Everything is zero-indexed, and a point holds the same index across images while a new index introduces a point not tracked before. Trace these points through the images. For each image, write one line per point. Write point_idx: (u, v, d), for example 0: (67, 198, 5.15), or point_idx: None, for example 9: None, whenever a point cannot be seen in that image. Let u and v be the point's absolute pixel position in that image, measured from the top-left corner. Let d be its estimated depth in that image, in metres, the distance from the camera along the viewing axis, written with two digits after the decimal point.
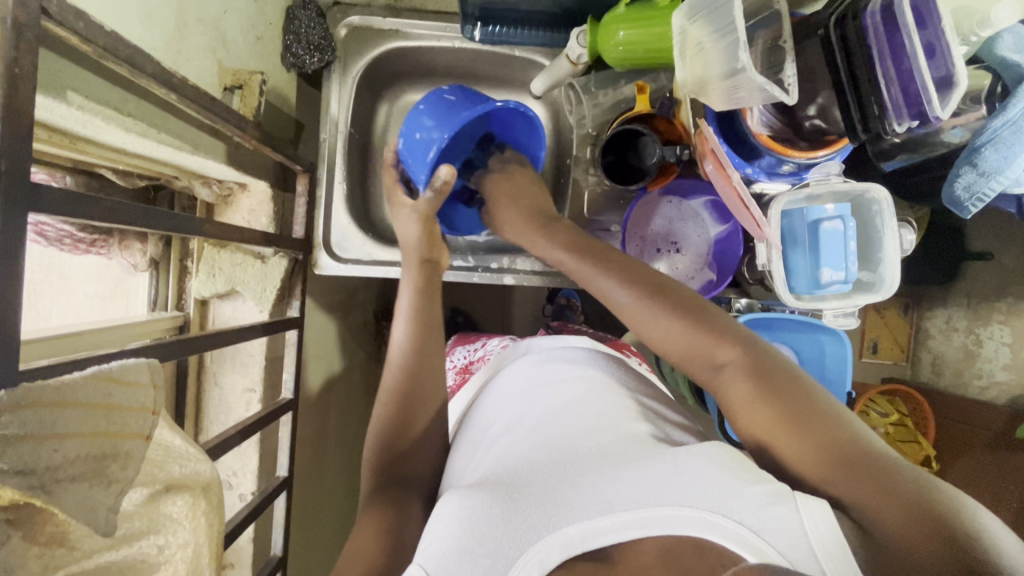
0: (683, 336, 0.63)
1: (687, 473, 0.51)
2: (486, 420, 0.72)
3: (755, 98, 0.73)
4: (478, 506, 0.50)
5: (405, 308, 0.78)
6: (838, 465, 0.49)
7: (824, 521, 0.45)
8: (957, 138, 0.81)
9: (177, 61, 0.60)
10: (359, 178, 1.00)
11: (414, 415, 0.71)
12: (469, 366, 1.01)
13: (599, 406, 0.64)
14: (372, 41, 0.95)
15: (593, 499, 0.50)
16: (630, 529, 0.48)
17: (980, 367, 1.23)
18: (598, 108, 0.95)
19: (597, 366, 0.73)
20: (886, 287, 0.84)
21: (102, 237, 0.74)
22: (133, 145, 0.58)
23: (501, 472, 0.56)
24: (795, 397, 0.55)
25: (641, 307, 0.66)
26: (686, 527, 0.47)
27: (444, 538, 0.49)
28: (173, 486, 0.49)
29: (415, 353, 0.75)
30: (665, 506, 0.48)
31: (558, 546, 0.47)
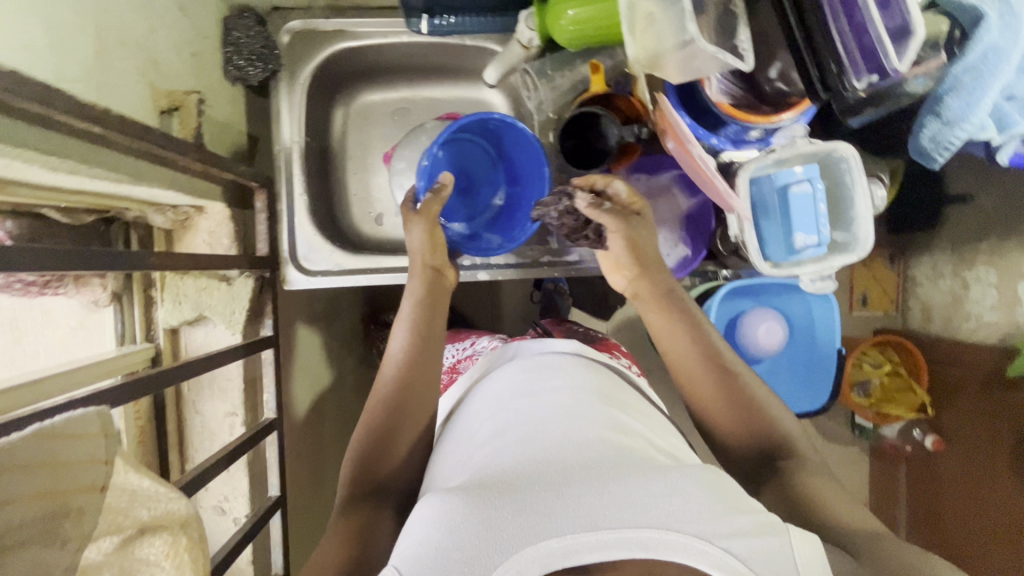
0: (702, 363, 0.73)
1: (677, 495, 0.49)
2: (471, 427, 0.71)
3: (710, 67, 0.73)
4: (461, 512, 0.49)
5: (405, 316, 0.78)
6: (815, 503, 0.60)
7: (814, 553, 0.48)
8: (920, 87, 0.76)
9: (103, 91, 0.57)
10: (321, 187, 0.98)
11: (396, 429, 0.70)
12: (458, 366, 1.01)
13: (586, 420, 0.62)
14: (317, 44, 0.91)
15: (579, 509, 0.48)
16: (614, 549, 0.45)
17: (969, 310, 1.21)
18: (555, 91, 0.94)
19: (586, 380, 0.73)
20: (862, 246, 0.83)
21: (55, 278, 0.71)
22: (65, 182, 0.56)
23: (487, 481, 0.54)
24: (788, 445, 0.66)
25: (673, 330, 0.76)
26: (670, 552, 0.45)
27: (421, 543, 0.48)
28: (149, 528, 0.48)
29: (410, 365, 0.74)
30: (652, 528, 0.46)
31: (539, 559, 0.45)
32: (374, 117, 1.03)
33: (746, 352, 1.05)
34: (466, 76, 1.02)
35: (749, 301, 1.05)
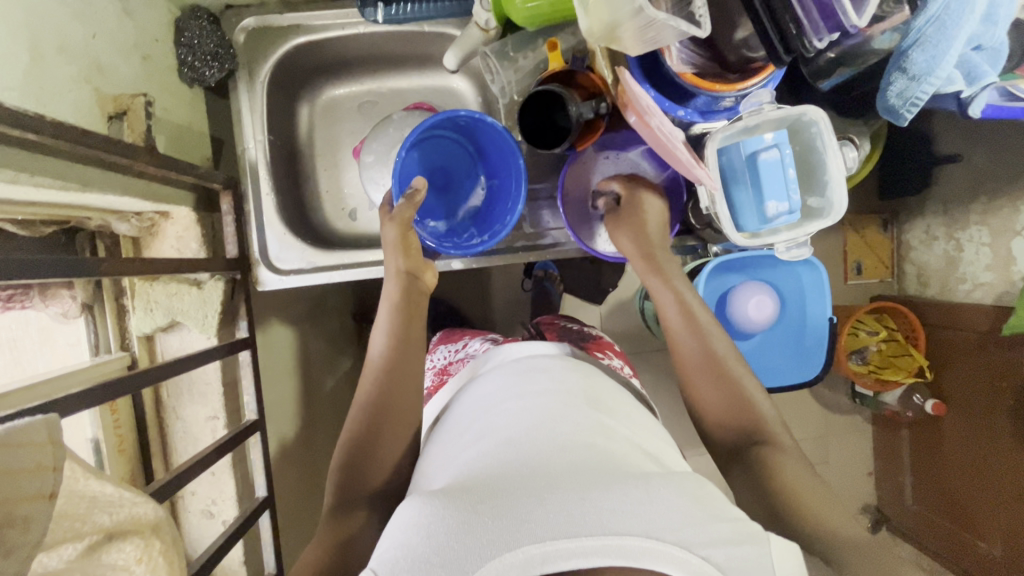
0: (712, 360, 0.72)
1: (659, 503, 0.49)
2: (458, 430, 0.70)
3: (668, 36, 0.71)
4: (442, 515, 0.48)
5: (383, 319, 0.80)
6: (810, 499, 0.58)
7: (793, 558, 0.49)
8: (886, 44, 0.77)
9: (42, 98, 0.57)
10: (290, 186, 0.97)
11: (379, 435, 0.69)
12: (448, 367, 0.99)
13: (573, 425, 0.62)
14: (273, 41, 0.90)
15: (560, 515, 0.47)
16: (593, 557, 0.45)
17: (964, 272, 1.20)
18: (519, 72, 0.90)
19: (574, 386, 0.73)
20: (834, 210, 0.82)
21: (19, 291, 0.72)
22: (10, 193, 0.55)
23: (471, 485, 0.54)
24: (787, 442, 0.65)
25: (682, 321, 0.75)
26: (648, 560, 0.45)
27: (400, 546, 0.48)
28: (115, 534, 0.48)
29: (388, 369, 0.74)
30: (632, 535, 0.46)
31: (516, 565, 0.45)
32: (341, 113, 1.03)
33: (737, 327, 1.03)
34: (429, 63, 1.01)
35: (739, 275, 1.04)
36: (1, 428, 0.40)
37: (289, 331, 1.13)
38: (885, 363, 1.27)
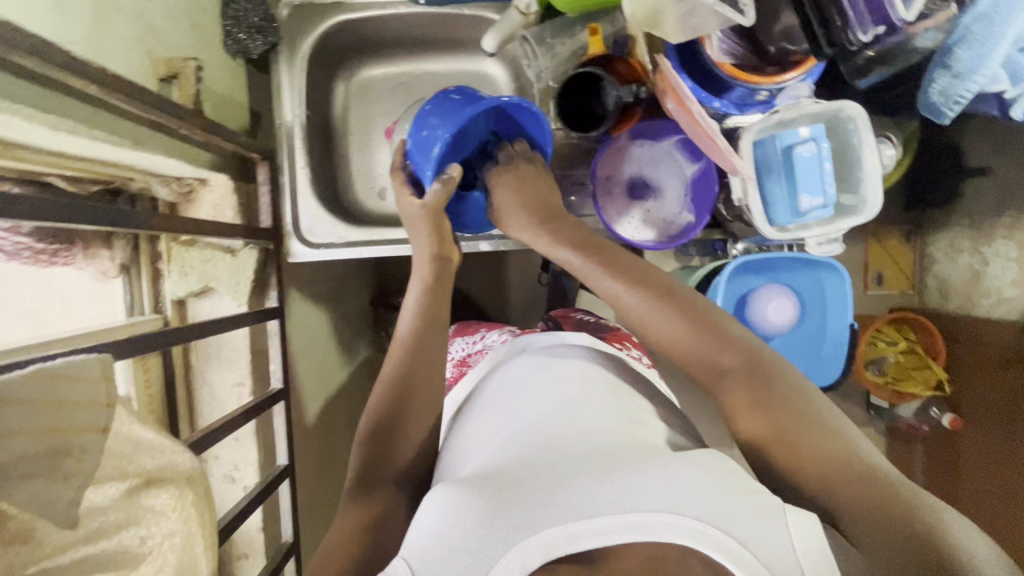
0: (684, 329, 0.64)
1: (679, 480, 0.49)
2: (478, 420, 0.71)
3: (711, 23, 0.72)
4: (463, 501, 0.49)
5: (410, 303, 0.77)
6: (833, 483, 0.51)
7: (816, 541, 0.46)
8: (930, 42, 0.75)
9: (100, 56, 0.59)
10: (323, 161, 0.98)
11: (406, 413, 0.69)
12: (467, 360, 0.99)
13: (593, 409, 0.63)
14: (316, 18, 0.91)
15: (582, 500, 0.49)
16: (614, 534, 0.46)
17: (987, 286, 1.15)
18: (555, 59, 0.91)
19: (594, 371, 0.73)
20: (869, 207, 0.82)
21: (63, 246, 0.73)
22: (66, 145, 0.57)
23: (491, 470, 0.55)
24: (795, 411, 0.57)
25: (646, 309, 0.66)
26: (670, 534, 0.46)
27: (428, 533, 0.48)
28: (153, 480, 0.49)
29: (413, 351, 0.73)
30: (653, 512, 0.47)
31: (542, 548, 0.46)
32: (375, 93, 1.03)
33: (754, 331, 0.98)
34: (465, 47, 1.01)
35: (759, 278, 0.99)
36: (60, 362, 0.41)
37: (314, 308, 1.14)
38: (904, 375, 1.24)
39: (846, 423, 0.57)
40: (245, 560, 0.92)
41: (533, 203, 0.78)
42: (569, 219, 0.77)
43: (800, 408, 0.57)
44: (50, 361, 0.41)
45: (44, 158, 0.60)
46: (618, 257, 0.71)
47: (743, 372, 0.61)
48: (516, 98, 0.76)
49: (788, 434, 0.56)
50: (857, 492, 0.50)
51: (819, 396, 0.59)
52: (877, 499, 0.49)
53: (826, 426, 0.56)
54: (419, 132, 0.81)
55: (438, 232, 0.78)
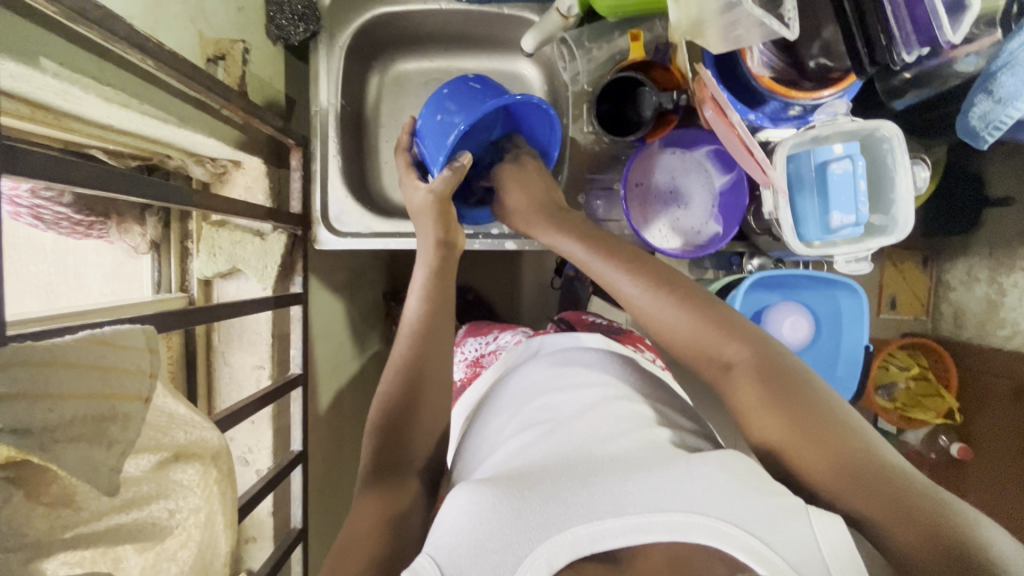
0: (690, 323, 0.64)
1: (700, 481, 0.49)
2: (497, 421, 0.71)
3: (753, 35, 0.70)
4: (487, 498, 0.49)
5: (416, 287, 0.76)
6: (850, 476, 0.51)
7: (842, 542, 0.46)
8: (971, 66, 0.77)
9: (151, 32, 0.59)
10: (354, 151, 0.98)
11: (416, 405, 0.67)
12: (481, 360, 0.97)
13: (613, 413, 0.63)
14: (357, 9, 0.92)
15: (605, 499, 0.48)
16: (639, 533, 0.46)
17: (1004, 317, 1.13)
18: (592, 62, 0.92)
19: (610, 371, 0.73)
20: (900, 228, 0.81)
21: (99, 220, 0.76)
22: (115, 117, 0.57)
23: (514, 471, 0.55)
24: (806, 399, 0.56)
25: (651, 303, 0.66)
26: (696, 534, 0.46)
27: (454, 530, 0.48)
28: (183, 454, 0.49)
29: (422, 334, 0.71)
30: (677, 511, 0.47)
31: (566, 546, 0.46)
32: (408, 86, 1.04)
33: None
34: (501, 46, 1.01)
35: (776, 294, 0.98)
36: (107, 330, 0.41)
37: (333, 297, 1.15)
38: (913, 402, 1.21)
39: (855, 414, 0.57)
40: (253, 544, 0.92)
41: (543, 201, 0.81)
42: (574, 215, 0.79)
43: (810, 401, 0.56)
44: (99, 329, 0.41)
45: (91, 130, 0.61)
46: (624, 250, 0.71)
47: (749, 365, 0.60)
48: (531, 97, 0.75)
49: (797, 429, 0.55)
50: (877, 484, 0.50)
51: (824, 383, 0.59)
52: (890, 494, 0.49)
53: (836, 414, 0.55)
54: (434, 115, 0.80)
55: (443, 218, 0.78)
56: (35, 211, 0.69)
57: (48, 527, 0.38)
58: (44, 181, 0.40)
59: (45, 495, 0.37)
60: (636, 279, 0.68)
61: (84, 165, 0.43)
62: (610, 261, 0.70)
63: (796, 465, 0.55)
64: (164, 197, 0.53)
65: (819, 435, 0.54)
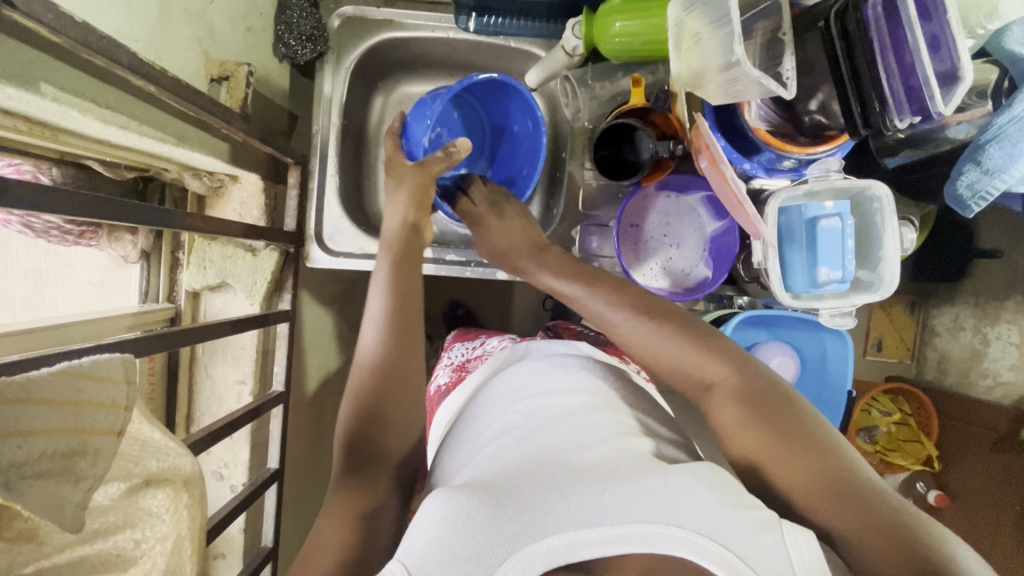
0: (669, 344, 0.64)
1: (678, 491, 0.49)
2: (476, 428, 0.70)
3: (752, 91, 0.71)
4: (463, 507, 0.49)
5: (381, 279, 0.75)
6: (823, 494, 0.50)
7: (813, 557, 0.46)
8: (962, 134, 0.79)
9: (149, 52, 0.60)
10: (353, 169, 0.98)
11: (399, 403, 0.67)
12: (465, 365, 0.95)
13: (592, 421, 0.63)
14: (367, 31, 0.92)
15: (583, 510, 0.48)
16: (614, 544, 0.47)
17: (986, 367, 1.14)
18: (594, 100, 0.94)
19: (593, 378, 0.73)
20: (885, 286, 0.83)
21: (90, 228, 0.75)
22: (114, 136, 0.58)
23: (489, 477, 0.54)
24: (785, 418, 0.56)
25: (633, 329, 0.66)
26: (670, 547, 0.46)
27: (426, 538, 0.47)
28: (153, 481, 0.49)
29: (392, 327, 0.70)
30: (652, 523, 0.47)
31: (542, 555, 0.46)
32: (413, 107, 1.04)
33: None
34: (507, 76, 1.02)
35: (762, 332, 0.99)
36: (86, 360, 0.41)
37: (321, 310, 1.14)
38: (894, 445, 1.21)
39: (837, 432, 0.56)
40: (222, 560, 0.91)
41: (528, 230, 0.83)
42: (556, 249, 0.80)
43: (789, 418, 0.55)
44: (77, 359, 0.41)
45: (88, 145, 0.61)
46: (603, 278, 0.72)
47: (730, 385, 0.60)
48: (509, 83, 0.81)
49: (777, 446, 0.54)
50: (846, 500, 0.49)
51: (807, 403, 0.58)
52: (867, 512, 0.48)
53: (815, 432, 0.55)
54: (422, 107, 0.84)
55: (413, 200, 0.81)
56: (26, 221, 0.68)
57: (8, 562, 0.38)
58: (31, 211, 0.40)
59: (9, 530, 0.37)
60: (615, 304, 0.68)
61: (72, 194, 0.43)
62: (591, 288, 0.71)
63: (777, 481, 0.54)
64: (152, 220, 0.54)
65: (799, 449, 0.53)
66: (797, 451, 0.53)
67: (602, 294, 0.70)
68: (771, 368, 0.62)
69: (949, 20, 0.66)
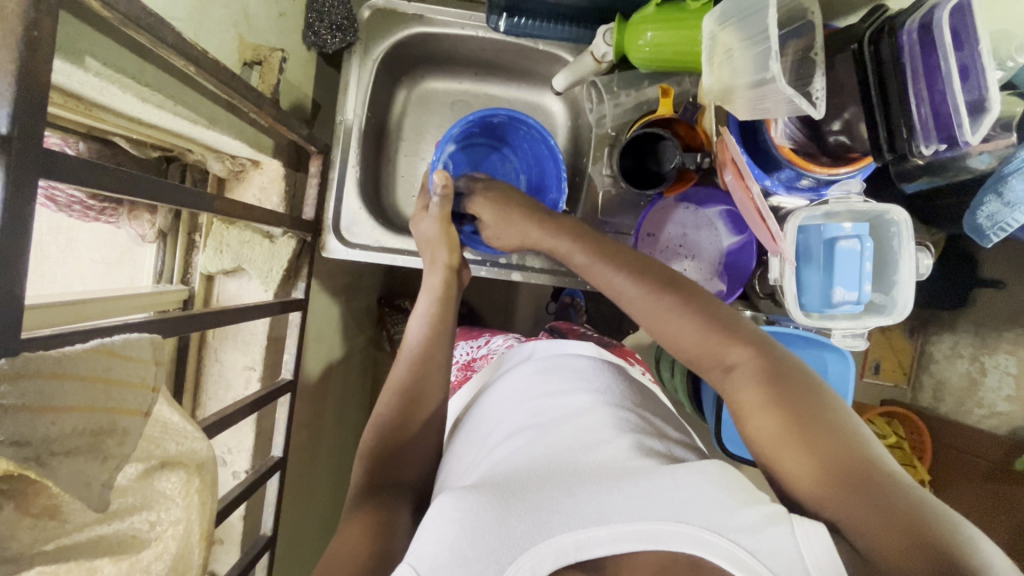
0: (693, 323, 0.63)
1: (686, 487, 0.49)
2: (491, 419, 0.70)
3: (780, 110, 0.70)
4: (473, 508, 0.48)
5: (421, 309, 0.76)
6: (836, 484, 0.49)
7: (825, 550, 0.45)
8: (983, 164, 0.78)
9: (185, 28, 0.59)
10: (372, 162, 0.98)
11: (416, 412, 0.68)
12: (472, 363, 0.95)
13: (601, 420, 0.63)
14: (394, 26, 0.92)
15: (591, 509, 0.48)
16: (622, 541, 0.46)
17: (982, 397, 1.14)
18: (618, 108, 0.93)
19: (601, 378, 0.73)
20: (898, 311, 0.83)
21: (110, 206, 0.74)
22: (147, 113, 0.57)
23: (498, 479, 0.54)
24: (807, 405, 0.55)
25: (654, 305, 0.66)
26: (680, 544, 0.46)
27: (436, 542, 0.46)
28: (169, 463, 0.48)
29: (426, 351, 0.72)
30: (660, 520, 0.47)
31: (551, 555, 0.46)
32: (434, 103, 1.04)
33: None
34: (532, 78, 1.02)
35: None
36: (116, 338, 0.41)
37: (329, 301, 1.13)
38: None
39: (860, 424, 0.54)
40: (219, 546, 0.90)
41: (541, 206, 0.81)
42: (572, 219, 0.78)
43: (811, 406, 0.54)
44: (108, 337, 0.41)
45: (119, 121, 0.61)
46: (627, 254, 0.71)
47: (752, 368, 0.59)
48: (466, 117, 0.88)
49: (793, 434, 0.53)
50: (862, 493, 0.48)
51: (835, 395, 0.57)
52: (885, 506, 0.46)
53: (834, 418, 0.54)
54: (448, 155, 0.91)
55: (446, 237, 0.80)
56: (49, 194, 0.67)
57: (31, 539, 0.37)
58: (70, 185, 0.40)
59: (34, 506, 0.37)
60: (638, 282, 0.68)
61: (113, 170, 0.43)
62: (612, 259, 0.70)
63: (787, 471, 0.53)
64: (183, 202, 0.54)
65: (815, 438, 0.52)
66: (813, 439, 0.52)
67: (627, 270, 0.69)
68: (793, 353, 0.61)
69: (981, 51, 0.67)
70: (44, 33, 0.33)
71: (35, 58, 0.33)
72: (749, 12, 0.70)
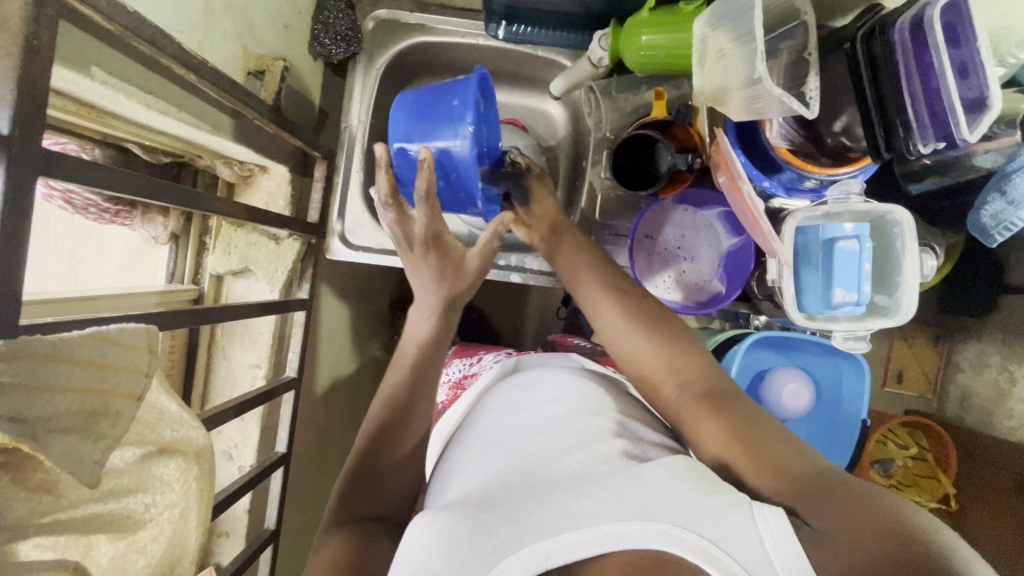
0: (647, 342, 0.68)
1: (653, 487, 0.49)
2: (477, 429, 0.71)
3: (774, 109, 0.71)
4: (447, 528, 0.49)
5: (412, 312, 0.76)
6: (786, 482, 0.49)
7: (787, 540, 0.43)
8: (989, 163, 0.76)
9: (190, 39, 0.63)
10: (377, 167, 1.00)
11: (400, 436, 0.68)
12: (463, 382, 0.94)
13: (576, 425, 0.63)
14: (397, 35, 0.96)
15: (560, 517, 0.48)
16: (592, 546, 0.46)
17: (1011, 408, 1.08)
18: (616, 112, 0.95)
19: (581, 382, 0.73)
20: (902, 312, 0.82)
21: (125, 209, 0.79)
22: (153, 119, 0.61)
23: (474, 493, 0.55)
24: (753, 419, 0.56)
25: (615, 326, 0.71)
26: (647, 541, 0.45)
27: (411, 562, 0.48)
28: (166, 450, 0.51)
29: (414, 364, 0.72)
30: (629, 520, 0.46)
31: (522, 564, 0.45)
32: None
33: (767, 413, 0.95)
34: (533, 84, 1.04)
35: (776, 355, 0.95)
36: (113, 327, 0.44)
37: (337, 303, 1.16)
38: (910, 480, 1.16)
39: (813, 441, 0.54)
40: (225, 538, 0.93)
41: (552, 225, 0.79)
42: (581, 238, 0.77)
43: (756, 421, 0.56)
44: (107, 326, 0.44)
45: (130, 129, 0.65)
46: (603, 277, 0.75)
47: (700, 386, 0.62)
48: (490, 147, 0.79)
49: (743, 443, 0.54)
50: (816, 489, 0.47)
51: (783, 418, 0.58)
52: (839, 496, 0.45)
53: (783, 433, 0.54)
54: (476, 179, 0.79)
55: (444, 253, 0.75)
56: (67, 197, 0.72)
57: (29, 511, 0.40)
58: (73, 183, 0.43)
59: (31, 480, 0.39)
60: (601, 296, 0.73)
61: (113, 171, 0.46)
62: (587, 278, 0.75)
63: (745, 478, 0.53)
64: (185, 203, 0.57)
65: (765, 447, 0.53)
66: (762, 448, 0.53)
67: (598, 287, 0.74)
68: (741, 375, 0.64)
69: (978, 47, 0.65)
70: (44, 42, 0.37)
71: (36, 66, 0.36)
72: (740, 12, 0.70)
